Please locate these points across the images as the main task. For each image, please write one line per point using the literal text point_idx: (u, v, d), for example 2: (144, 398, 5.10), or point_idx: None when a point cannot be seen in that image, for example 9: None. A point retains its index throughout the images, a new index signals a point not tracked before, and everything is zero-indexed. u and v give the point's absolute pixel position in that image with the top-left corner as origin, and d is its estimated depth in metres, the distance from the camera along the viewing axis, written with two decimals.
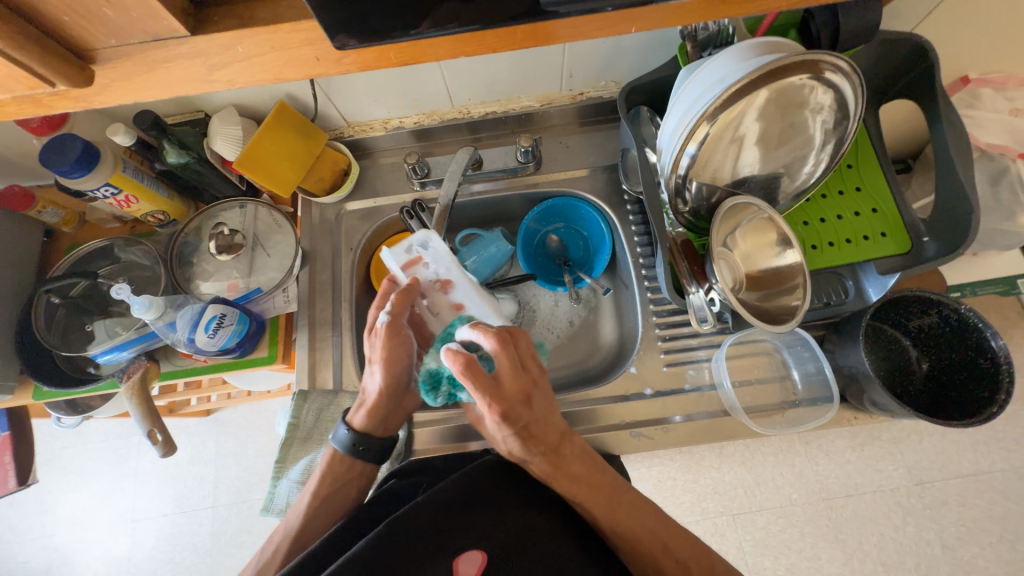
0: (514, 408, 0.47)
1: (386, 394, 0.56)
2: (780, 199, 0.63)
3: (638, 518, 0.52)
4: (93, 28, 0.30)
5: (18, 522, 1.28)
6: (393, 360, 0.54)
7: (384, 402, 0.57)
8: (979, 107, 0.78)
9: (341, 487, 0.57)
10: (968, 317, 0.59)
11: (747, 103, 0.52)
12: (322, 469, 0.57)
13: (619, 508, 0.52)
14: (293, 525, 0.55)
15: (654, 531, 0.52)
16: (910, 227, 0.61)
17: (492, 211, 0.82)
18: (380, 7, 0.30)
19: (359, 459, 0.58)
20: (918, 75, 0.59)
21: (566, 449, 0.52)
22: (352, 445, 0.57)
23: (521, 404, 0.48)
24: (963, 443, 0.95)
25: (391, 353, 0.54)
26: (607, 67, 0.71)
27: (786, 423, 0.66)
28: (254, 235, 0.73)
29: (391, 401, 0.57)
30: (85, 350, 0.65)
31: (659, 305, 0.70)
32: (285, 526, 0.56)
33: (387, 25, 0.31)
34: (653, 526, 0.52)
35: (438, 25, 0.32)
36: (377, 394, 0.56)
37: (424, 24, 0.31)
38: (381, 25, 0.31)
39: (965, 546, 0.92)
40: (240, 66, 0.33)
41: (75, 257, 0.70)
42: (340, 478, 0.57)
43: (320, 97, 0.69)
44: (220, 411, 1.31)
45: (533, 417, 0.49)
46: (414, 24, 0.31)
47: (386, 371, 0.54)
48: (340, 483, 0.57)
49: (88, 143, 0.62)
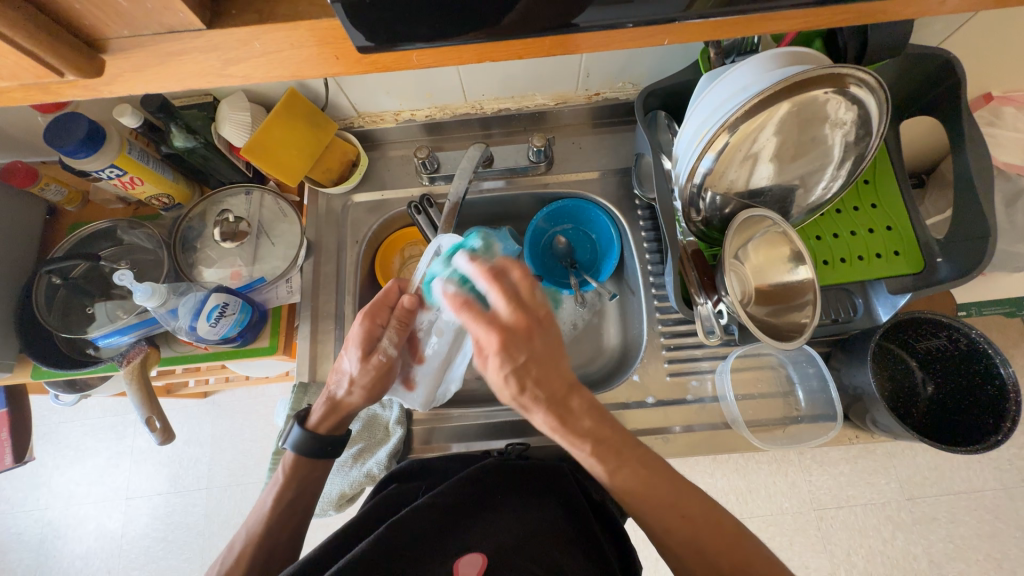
0: (511, 340, 0.46)
1: (353, 413, 0.57)
2: (794, 212, 0.62)
3: (645, 474, 0.47)
4: (105, 17, 0.28)
5: (14, 494, 1.29)
6: (377, 385, 0.57)
7: (346, 417, 0.57)
8: (1000, 126, 0.77)
9: (304, 490, 0.55)
10: (978, 343, 0.59)
11: (768, 115, 0.51)
12: (284, 475, 0.54)
13: (626, 469, 0.47)
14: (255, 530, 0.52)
15: (665, 490, 0.46)
16: (924, 247, 0.60)
17: (500, 209, 0.81)
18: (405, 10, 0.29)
19: (320, 459, 0.56)
20: (942, 93, 0.58)
21: (572, 404, 0.48)
22: (317, 448, 0.55)
23: (519, 337, 0.46)
24: (958, 461, 0.95)
25: (377, 381, 0.56)
26: (625, 69, 0.69)
27: (786, 438, 0.65)
28: (259, 223, 0.72)
29: (350, 417, 0.58)
30: (86, 333, 0.64)
31: (665, 314, 0.69)
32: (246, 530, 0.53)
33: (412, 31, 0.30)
34: (661, 481, 0.47)
35: (466, 32, 0.31)
36: (348, 409, 0.56)
37: (449, 31, 0.30)
38: (405, 29, 0.30)
39: (953, 562, 0.93)
40: (257, 62, 0.32)
41: (77, 238, 0.69)
42: (304, 479, 0.55)
43: (331, 86, 0.68)
44: (217, 394, 1.31)
45: (534, 351, 0.47)
46: (439, 29, 0.30)
47: (366, 395, 0.56)
48: (302, 484, 0.55)
49: (94, 123, 0.60)
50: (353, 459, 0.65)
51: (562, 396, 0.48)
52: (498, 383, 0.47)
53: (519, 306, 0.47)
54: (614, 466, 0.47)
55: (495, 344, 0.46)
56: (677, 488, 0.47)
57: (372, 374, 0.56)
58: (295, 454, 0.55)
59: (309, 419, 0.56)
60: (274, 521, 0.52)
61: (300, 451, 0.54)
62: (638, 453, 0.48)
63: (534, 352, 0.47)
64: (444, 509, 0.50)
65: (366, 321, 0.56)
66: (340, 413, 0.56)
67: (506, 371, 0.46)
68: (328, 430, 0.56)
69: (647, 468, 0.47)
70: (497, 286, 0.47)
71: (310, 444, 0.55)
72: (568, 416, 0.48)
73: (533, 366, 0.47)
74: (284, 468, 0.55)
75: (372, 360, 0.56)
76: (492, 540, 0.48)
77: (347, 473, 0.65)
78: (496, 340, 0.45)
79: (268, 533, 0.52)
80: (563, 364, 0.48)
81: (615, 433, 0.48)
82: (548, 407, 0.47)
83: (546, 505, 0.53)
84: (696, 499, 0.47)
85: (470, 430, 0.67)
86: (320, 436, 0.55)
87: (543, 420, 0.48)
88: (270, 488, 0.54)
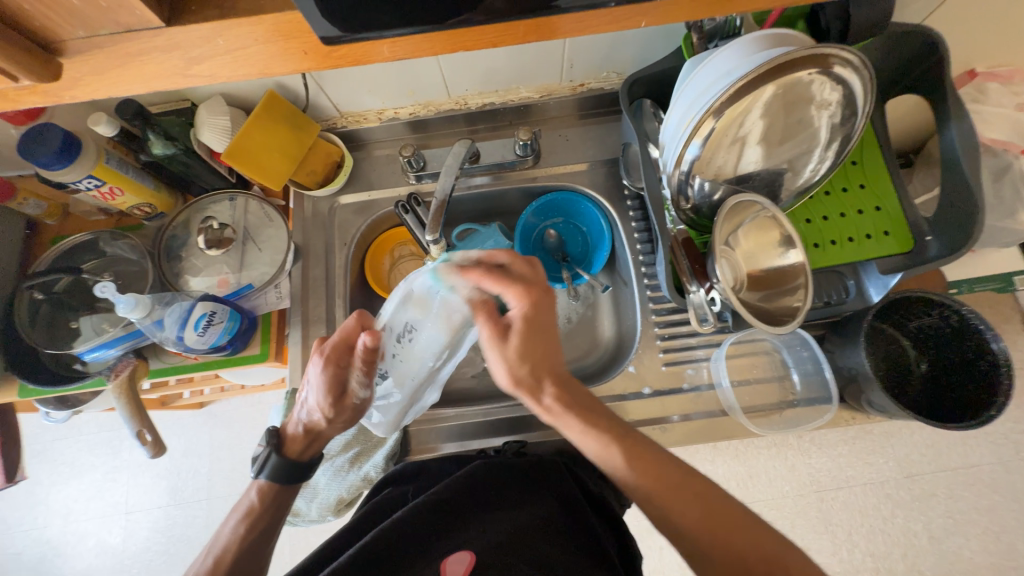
0: (537, 299, 0.50)
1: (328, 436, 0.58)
2: (783, 196, 0.62)
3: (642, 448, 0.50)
4: (59, 19, 0.27)
5: (11, 514, 1.27)
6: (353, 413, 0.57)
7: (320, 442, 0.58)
8: (984, 102, 0.77)
9: (277, 514, 0.54)
10: (969, 320, 0.59)
11: (753, 99, 0.51)
12: (251, 501, 0.54)
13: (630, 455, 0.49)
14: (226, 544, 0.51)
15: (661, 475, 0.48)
16: (913, 225, 0.60)
17: (489, 205, 0.80)
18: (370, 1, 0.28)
19: (293, 482, 0.55)
20: (925, 71, 0.57)
21: (576, 386, 0.54)
22: (290, 475, 0.54)
23: (546, 301, 0.51)
24: (953, 438, 0.96)
25: (353, 413, 0.57)
26: (609, 58, 0.68)
27: (783, 423, 0.65)
28: (244, 229, 0.71)
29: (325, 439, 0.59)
30: (72, 348, 0.63)
31: (658, 304, 0.69)
32: (207, 553, 0.51)
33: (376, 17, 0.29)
34: (662, 472, 0.48)
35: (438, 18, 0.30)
36: (325, 434, 0.57)
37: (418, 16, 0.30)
38: (371, 17, 0.29)
39: (952, 537, 0.94)
40: (223, 59, 0.31)
41: (57, 251, 0.67)
42: (274, 506, 0.54)
43: (311, 86, 0.67)
44: (213, 404, 1.29)
45: (547, 316, 0.51)
46: (408, 17, 0.30)
47: (344, 422, 0.58)
48: (274, 509, 0.54)
49: (68, 133, 0.59)
50: (349, 463, 0.65)
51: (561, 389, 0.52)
52: (518, 350, 0.51)
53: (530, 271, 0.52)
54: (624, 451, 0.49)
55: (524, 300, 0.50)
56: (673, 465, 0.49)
57: (347, 410, 0.57)
58: (269, 479, 0.54)
59: (283, 447, 0.55)
60: (243, 553, 0.50)
61: (274, 480, 0.54)
62: (642, 441, 0.51)
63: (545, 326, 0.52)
64: (440, 507, 0.50)
65: (330, 367, 0.54)
66: (315, 440, 0.57)
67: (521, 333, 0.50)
68: (306, 459, 0.56)
69: (650, 453, 0.49)
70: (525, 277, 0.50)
71: (286, 473, 0.54)
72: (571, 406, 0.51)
73: (546, 338, 0.52)
74: (255, 497, 0.54)
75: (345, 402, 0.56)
76: (482, 538, 0.47)
77: (345, 477, 0.64)
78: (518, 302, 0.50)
79: (241, 560, 0.50)
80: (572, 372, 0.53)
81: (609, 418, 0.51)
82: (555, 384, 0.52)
83: (542, 503, 0.52)
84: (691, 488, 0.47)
85: (467, 429, 0.66)
86: (300, 464, 0.55)
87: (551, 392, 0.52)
88: (231, 516, 0.53)
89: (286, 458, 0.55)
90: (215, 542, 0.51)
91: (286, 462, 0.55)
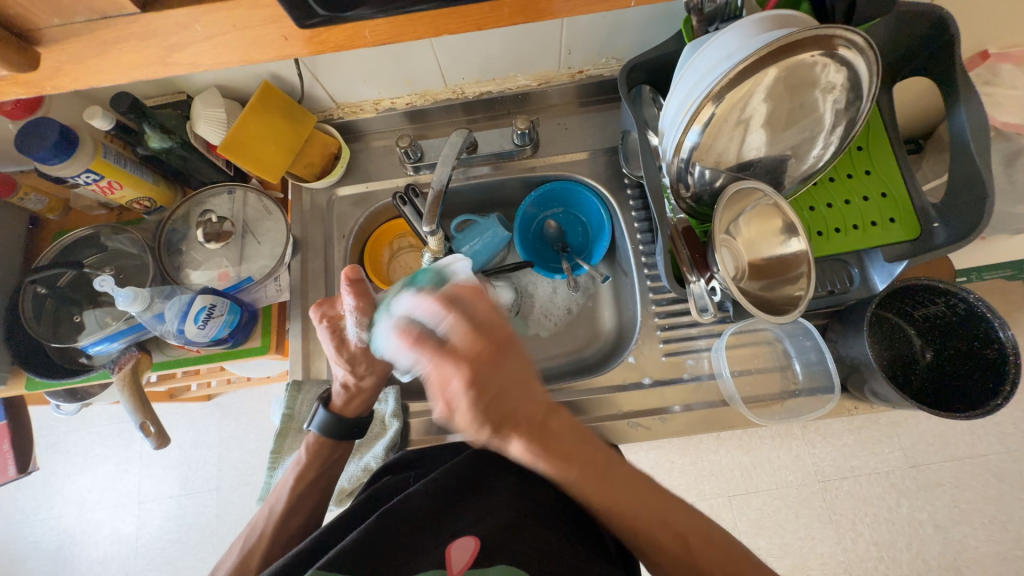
0: (496, 360, 0.44)
1: (375, 392, 0.62)
2: (786, 182, 0.60)
3: (562, 442, 0.45)
4: (34, 7, 0.28)
5: (27, 504, 1.31)
6: (380, 365, 0.60)
7: (370, 399, 0.62)
8: (997, 84, 0.74)
9: (325, 470, 0.59)
10: (977, 308, 0.58)
11: (755, 82, 0.49)
12: (306, 456, 0.59)
13: (556, 457, 0.44)
14: (276, 512, 0.57)
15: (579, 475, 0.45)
16: (921, 212, 0.58)
17: (489, 195, 0.80)
18: None
19: (343, 441, 0.60)
20: (934, 52, 0.56)
21: (551, 426, 0.45)
22: (344, 429, 0.60)
23: (492, 367, 0.43)
24: (960, 427, 0.95)
25: (377, 361, 0.60)
26: (607, 43, 0.67)
27: (785, 413, 0.65)
28: (243, 222, 0.71)
29: (377, 395, 0.63)
30: (76, 342, 0.64)
31: (659, 294, 0.68)
32: (267, 512, 0.57)
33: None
34: (599, 487, 0.45)
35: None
36: (371, 391, 0.62)
37: None
38: None
39: (957, 526, 0.93)
40: (202, 47, 0.30)
41: (60, 246, 0.68)
42: (325, 461, 0.60)
43: (305, 77, 0.66)
44: (220, 396, 1.31)
45: (504, 380, 0.44)
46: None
47: (375, 375, 0.60)
48: (324, 466, 0.60)
49: (64, 127, 0.59)
50: (351, 453, 0.66)
51: (506, 423, 0.43)
52: (469, 421, 0.43)
53: (478, 332, 0.45)
54: (553, 461, 0.44)
55: (467, 373, 0.42)
56: (587, 450, 0.46)
57: (370, 361, 0.59)
58: (320, 435, 0.59)
59: (332, 404, 0.61)
60: (288, 510, 0.57)
61: (326, 433, 0.59)
62: (620, 469, 0.47)
63: (504, 376, 0.44)
64: (438, 495, 0.49)
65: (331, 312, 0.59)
66: (362, 400, 0.61)
67: (480, 406, 0.42)
68: (352, 413, 0.61)
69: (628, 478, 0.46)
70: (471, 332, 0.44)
71: (333, 426, 0.59)
72: (515, 430, 0.43)
73: (507, 395, 0.44)
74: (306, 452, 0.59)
75: (359, 351, 0.59)
76: (484, 522, 0.48)
77: (346, 468, 0.65)
78: (471, 353, 0.43)
79: (286, 520, 0.56)
80: (527, 382, 0.45)
81: (543, 410, 0.45)
82: (523, 435, 0.43)
83: (542, 490, 0.52)
84: (603, 470, 0.46)
85: None
86: (345, 418, 0.60)
87: (513, 446, 0.44)
88: (288, 471, 0.59)
89: (334, 409, 0.61)
90: (270, 511, 0.57)
91: (337, 416, 0.60)
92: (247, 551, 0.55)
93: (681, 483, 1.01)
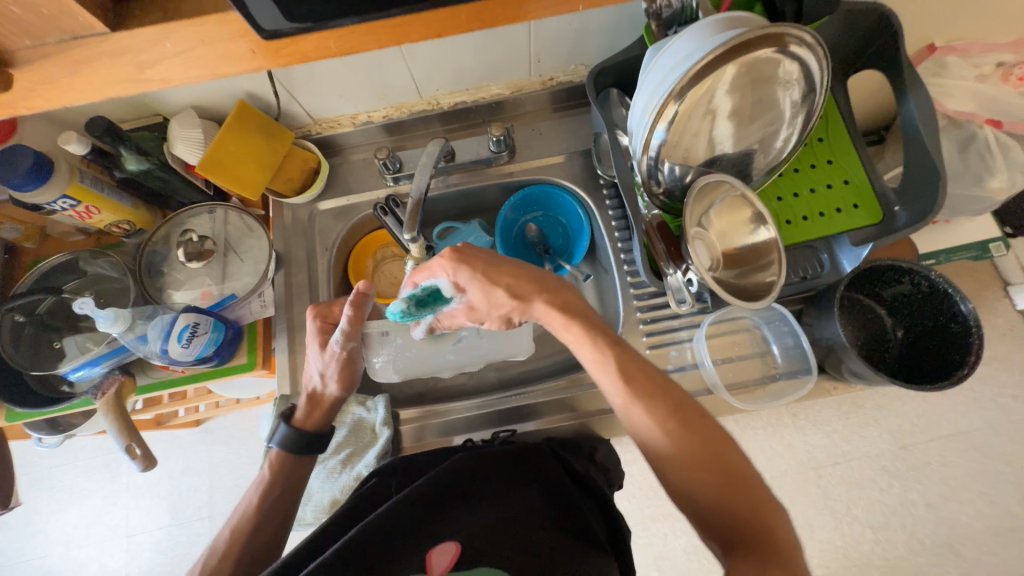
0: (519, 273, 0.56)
1: (338, 402, 0.63)
2: (753, 174, 0.63)
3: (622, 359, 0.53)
4: (5, 30, 0.29)
5: (10, 546, 1.26)
6: (352, 376, 0.62)
7: (332, 411, 0.63)
8: (946, 74, 0.78)
9: (289, 487, 0.58)
10: (938, 284, 0.60)
11: (714, 80, 0.52)
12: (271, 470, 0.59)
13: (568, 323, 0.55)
14: (234, 528, 0.55)
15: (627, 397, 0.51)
16: (882, 196, 0.61)
17: (469, 202, 0.81)
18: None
19: (306, 455, 0.60)
20: (880, 48, 0.59)
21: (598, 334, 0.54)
22: (306, 442, 0.59)
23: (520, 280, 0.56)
24: (943, 406, 0.98)
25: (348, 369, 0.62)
26: (575, 50, 0.70)
27: (766, 397, 0.66)
28: (225, 240, 0.71)
29: (338, 407, 0.63)
30: (57, 368, 0.63)
31: (639, 289, 0.70)
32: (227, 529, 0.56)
33: (322, 5, 0.31)
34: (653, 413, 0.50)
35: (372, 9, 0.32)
36: (332, 402, 0.63)
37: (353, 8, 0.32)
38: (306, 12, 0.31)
39: (948, 503, 0.95)
40: (173, 63, 0.32)
41: (38, 273, 0.67)
42: (287, 476, 0.59)
43: (281, 94, 0.67)
44: (210, 421, 1.29)
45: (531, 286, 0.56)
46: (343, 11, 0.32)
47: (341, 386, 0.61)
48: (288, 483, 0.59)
49: (40, 153, 0.59)
50: (341, 464, 0.65)
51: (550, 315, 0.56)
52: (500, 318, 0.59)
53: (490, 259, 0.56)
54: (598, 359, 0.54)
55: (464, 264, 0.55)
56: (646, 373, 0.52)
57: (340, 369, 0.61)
58: (282, 450, 0.59)
59: (295, 416, 0.61)
60: (251, 528, 0.55)
61: (288, 447, 0.59)
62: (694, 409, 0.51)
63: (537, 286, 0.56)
64: (422, 500, 0.49)
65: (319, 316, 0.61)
66: (328, 410, 0.62)
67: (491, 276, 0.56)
68: (315, 424, 0.61)
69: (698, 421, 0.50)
70: (466, 259, 0.55)
71: (296, 438, 0.59)
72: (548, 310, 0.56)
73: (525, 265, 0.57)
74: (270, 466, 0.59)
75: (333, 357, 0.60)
76: (468, 530, 0.47)
77: (337, 479, 0.65)
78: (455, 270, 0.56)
79: (247, 535, 0.55)
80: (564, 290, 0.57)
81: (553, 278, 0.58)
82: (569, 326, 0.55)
83: (525, 493, 0.53)
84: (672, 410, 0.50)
85: (458, 424, 0.67)
86: (306, 432, 0.59)
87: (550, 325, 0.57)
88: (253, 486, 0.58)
89: (296, 422, 0.61)
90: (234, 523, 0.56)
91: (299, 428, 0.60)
92: (208, 567, 0.52)
93: None
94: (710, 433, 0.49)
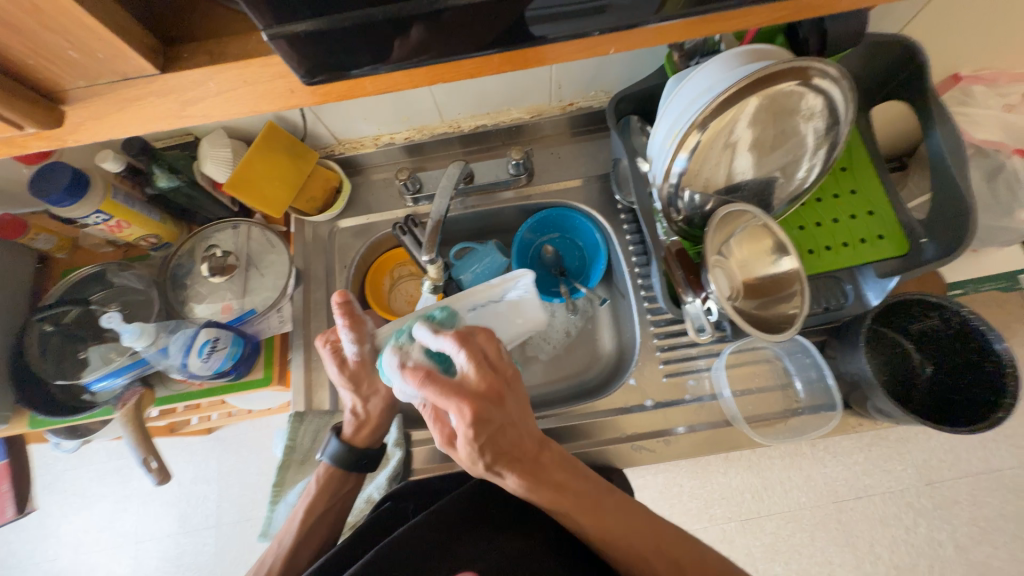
0: (498, 400, 0.45)
1: (384, 422, 0.62)
2: (774, 203, 0.62)
3: (552, 476, 0.48)
4: (63, 72, 0.30)
5: (21, 548, 1.27)
6: (391, 388, 0.61)
7: (379, 430, 0.62)
8: (972, 104, 0.77)
9: (335, 501, 0.60)
10: (969, 321, 0.59)
11: (737, 111, 0.52)
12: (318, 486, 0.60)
13: (548, 490, 0.48)
14: (285, 545, 0.57)
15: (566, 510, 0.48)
16: (909, 228, 0.59)
17: (486, 223, 0.82)
18: (344, 47, 0.30)
19: (355, 472, 0.61)
20: (906, 80, 0.59)
21: (542, 459, 0.49)
22: (354, 460, 0.60)
23: (495, 409, 0.44)
24: (972, 441, 0.93)
25: (378, 379, 0.60)
26: (596, 78, 0.70)
27: (787, 432, 0.64)
28: (247, 256, 0.73)
29: (385, 425, 0.62)
30: (80, 378, 0.64)
31: (656, 315, 0.69)
32: (276, 547, 0.57)
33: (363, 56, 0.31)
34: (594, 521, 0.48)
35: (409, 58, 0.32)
36: (379, 418, 0.62)
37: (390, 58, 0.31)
38: (347, 63, 0.31)
39: (978, 546, 0.91)
40: (215, 100, 0.33)
41: (68, 284, 0.69)
42: (334, 492, 0.60)
43: (308, 117, 0.69)
44: (221, 429, 1.29)
45: (507, 417, 0.45)
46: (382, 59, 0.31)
47: (379, 397, 0.61)
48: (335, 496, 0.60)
49: (77, 170, 0.61)
50: None
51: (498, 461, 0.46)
52: (469, 455, 0.44)
53: (485, 374, 0.44)
54: (546, 493, 0.47)
55: (470, 414, 0.41)
56: (576, 480, 0.49)
57: (372, 379, 0.60)
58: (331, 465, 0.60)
59: (344, 433, 0.61)
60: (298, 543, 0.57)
61: (338, 463, 0.59)
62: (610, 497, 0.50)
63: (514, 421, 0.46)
64: (441, 525, 0.49)
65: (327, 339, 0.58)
66: (373, 428, 0.62)
67: (476, 445, 0.43)
68: (362, 443, 0.60)
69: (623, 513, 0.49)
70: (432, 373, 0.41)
71: (346, 457, 0.60)
72: (506, 450, 0.46)
73: (504, 439, 0.45)
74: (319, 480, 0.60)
75: (355, 368, 0.59)
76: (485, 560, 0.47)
77: None
78: (468, 422, 0.41)
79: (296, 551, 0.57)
80: (525, 419, 0.48)
81: (535, 450, 0.48)
82: (515, 468, 0.46)
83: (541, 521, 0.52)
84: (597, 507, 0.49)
85: None
86: (356, 449, 0.60)
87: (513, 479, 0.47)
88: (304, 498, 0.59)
89: (346, 438, 0.61)
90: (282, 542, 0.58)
91: (348, 447, 0.61)
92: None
93: (692, 508, 0.99)
94: (646, 522, 0.50)
